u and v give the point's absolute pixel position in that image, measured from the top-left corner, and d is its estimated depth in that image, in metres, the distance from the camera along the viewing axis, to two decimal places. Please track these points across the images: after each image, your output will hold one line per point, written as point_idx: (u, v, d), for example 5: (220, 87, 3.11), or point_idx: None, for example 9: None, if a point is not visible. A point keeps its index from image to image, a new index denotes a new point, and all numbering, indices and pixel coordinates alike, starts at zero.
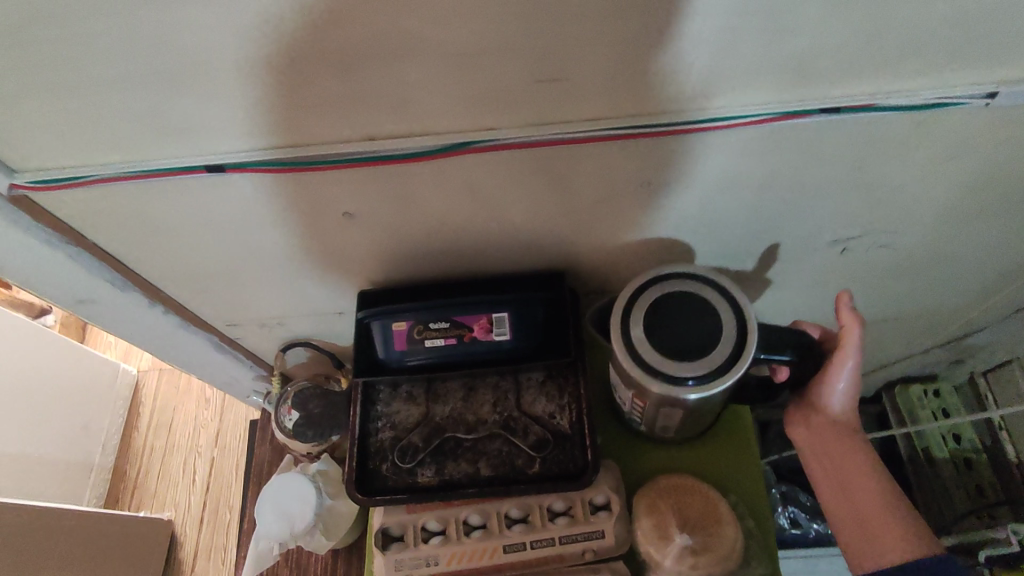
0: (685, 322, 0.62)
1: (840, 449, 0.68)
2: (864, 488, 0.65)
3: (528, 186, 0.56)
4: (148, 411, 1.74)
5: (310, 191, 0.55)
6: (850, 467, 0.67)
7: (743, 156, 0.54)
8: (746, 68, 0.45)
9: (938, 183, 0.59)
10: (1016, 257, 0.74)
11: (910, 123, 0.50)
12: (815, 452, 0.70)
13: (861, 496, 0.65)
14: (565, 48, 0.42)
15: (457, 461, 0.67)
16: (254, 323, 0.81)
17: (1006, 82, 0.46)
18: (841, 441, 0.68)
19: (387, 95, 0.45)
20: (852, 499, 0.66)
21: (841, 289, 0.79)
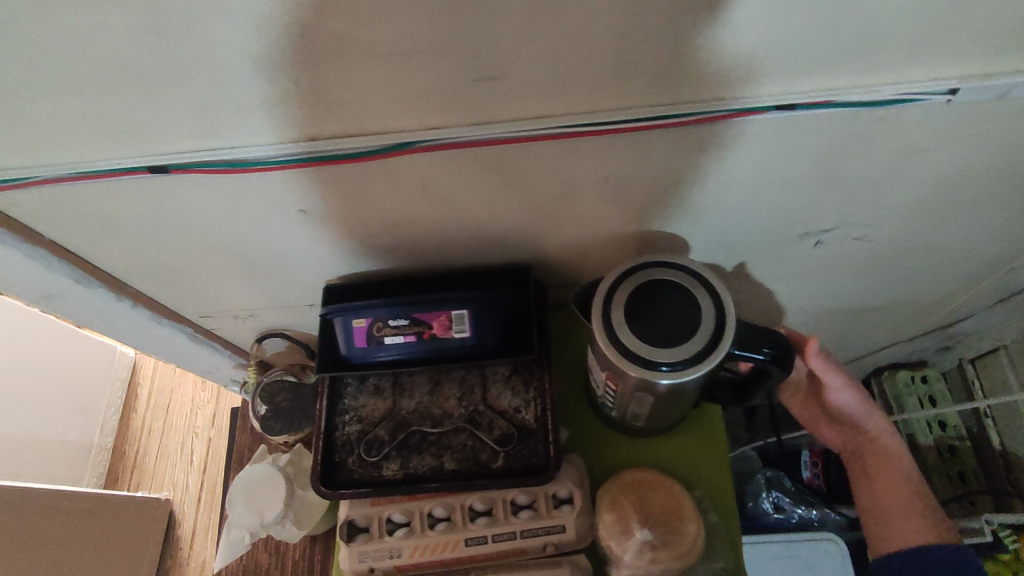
0: (663, 309, 0.54)
1: (868, 448, 0.76)
2: (889, 483, 0.73)
3: (483, 183, 0.55)
4: (145, 393, 1.76)
5: (260, 189, 0.54)
6: (875, 462, 0.75)
7: (702, 153, 0.52)
8: (693, 66, 0.43)
9: (909, 179, 0.57)
10: (999, 249, 0.72)
11: (868, 119, 0.49)
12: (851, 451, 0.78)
13: (883, 488, 0.74)
14: (502, 48, 0.41)
15: (422, 455, 0.67)
16: (227, 315, 0.81)
17: (967, 78, 0.45)
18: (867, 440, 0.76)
19: (323, 95, 0.45)
20: (871, 487, 0.74)
21: (818, 281, 0.77)
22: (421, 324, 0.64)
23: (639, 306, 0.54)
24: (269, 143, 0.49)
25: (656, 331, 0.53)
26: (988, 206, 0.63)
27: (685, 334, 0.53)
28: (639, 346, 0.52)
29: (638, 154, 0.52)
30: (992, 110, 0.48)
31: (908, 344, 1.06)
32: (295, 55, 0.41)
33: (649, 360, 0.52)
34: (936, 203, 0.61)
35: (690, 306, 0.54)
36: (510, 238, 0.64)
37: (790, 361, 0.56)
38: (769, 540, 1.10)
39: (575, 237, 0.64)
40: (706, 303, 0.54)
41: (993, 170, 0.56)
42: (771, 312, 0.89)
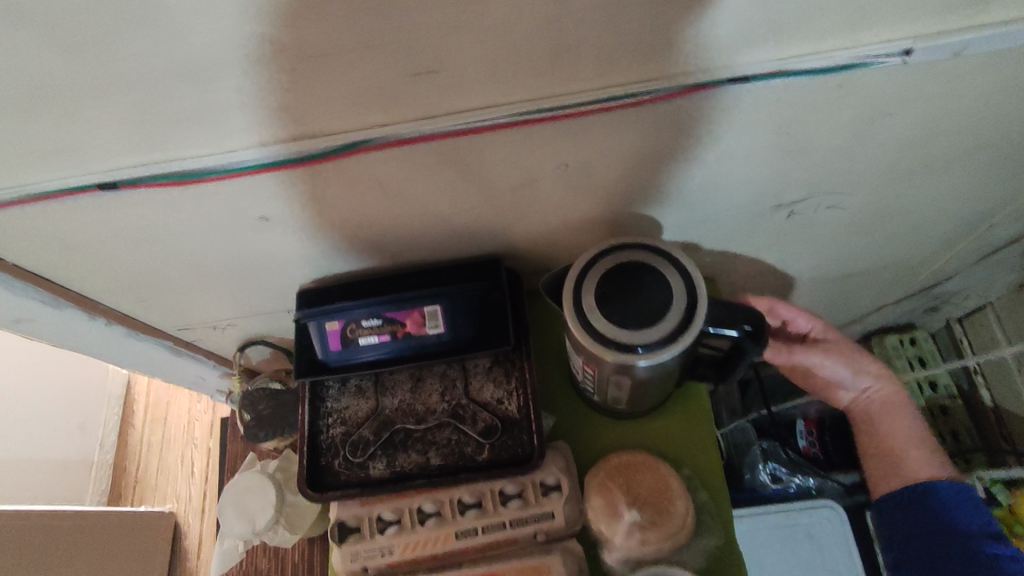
0: (635, 291, 0.53)
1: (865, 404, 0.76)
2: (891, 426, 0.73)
3: (442, 177, 0.54)
4: (142, 406, 1.74)
5: (216, 198, 0.54)
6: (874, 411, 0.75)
7: (660, 132, 0.52)
8: (638, 45, 0.43)
9: (874, 144, 0.57)
10: (973, 207, 0.71)
11: (825, 87, 0.48)
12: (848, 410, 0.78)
13: (886, 431, 0.74)
14: (439, 41, 0.40)
15: (408, 452, 0.67)
16: (205, 326, 0.81)
17: (920, 38, 0.44)
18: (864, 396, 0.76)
19: (263, 99, 0.44)
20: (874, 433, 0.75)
21: (796, 250, 0.77)
22: (393, 324, 0.63)
23: (611, 290, 0.53)
24: (217, 151, 0.48)
25: (629, 313, 0.52)
26: (958, 165, 0.62)
27: (657, 316, 0.52)
28: (614, 332, 0.52)
29: (595, 138, 0.51)
30: (948, 69, 0.47)
31: (896, 308, 1.05)
32: (230, 60, 0.40)
33: (623, 344, 0.51)
34: (905, 164, 0.61)
35: (661, 286, 0.53)
36: (478, 230, 0.63)
37: (767, 336, 0.54)
38: (767, 513, 1.11)
39: (543, 223, 0.64)
40: (678, 282, 0.53)
41: (958, 128, 0.56)
42: (753, 285, 0.88)
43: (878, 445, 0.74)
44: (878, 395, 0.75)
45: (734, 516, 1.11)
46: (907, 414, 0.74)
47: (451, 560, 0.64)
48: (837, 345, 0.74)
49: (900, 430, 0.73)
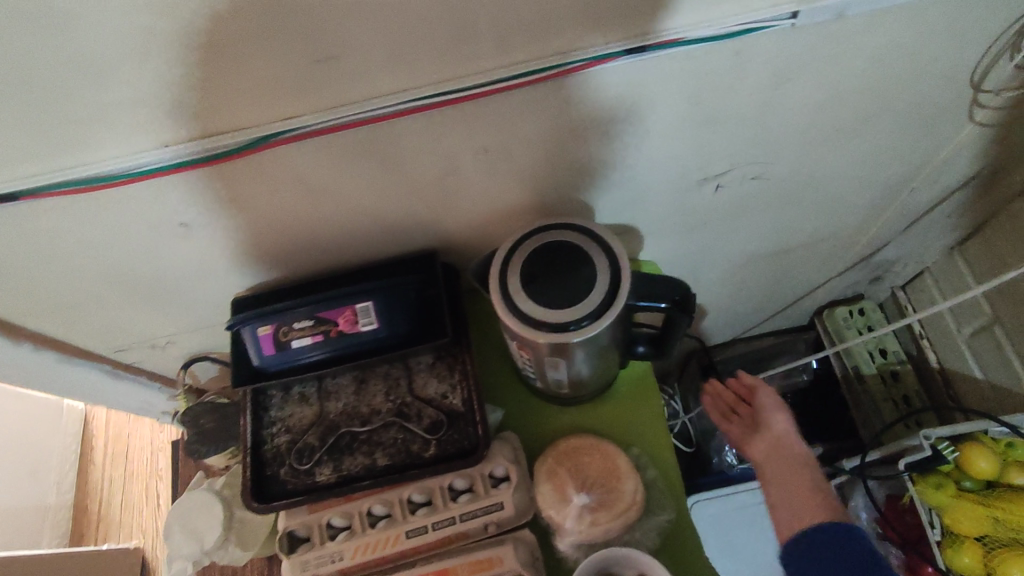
0: (559, 271, 0.53)
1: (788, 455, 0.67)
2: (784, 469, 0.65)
3: (361, 170, 0.54)
4: (101, 444, 1.68)
5: (129, 205, 0.53)
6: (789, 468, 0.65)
7: (571, 112, 0.52)
8: (535, 20, 0.43)
9: (784, 111, 0.58)
10: (891, 171, 0.73)
11: (724, 55, 0.49)
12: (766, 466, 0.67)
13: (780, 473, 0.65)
14: (333, 23, 0.40)
15: (354, 455, 0.66)
16: (143, 346, 0.78)
17: (804, 1, 0.46)
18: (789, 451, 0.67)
19: (164, 96, 0.43)
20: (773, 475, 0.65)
21: (730, 227, 0.78)
22: (326, 323, 0.62)
23: (535, 270, 0.53)
24: (121, 154, 0.47)
25: (555, 292, 0.52)
26: (869, 129, 0.64)
27: (581, 293, 0.52)
28: (540, 312, 0.52)
29: (508, 120, 0.51)
30: (839, 31, 0.49)
31: (840, 281, 1.08)
32: (121, 54, 0.40)
33: (552, 324, 0.51)
34: (818, 131, 0.62)
35: (585, 263, 0.53)
36: (407, 224, 0.63)
37: (692, 306, 0.55)
38: (731, 494, 1.11)
39: (471, 214, 0.64)
40: (600, 259, 0.53)
41: (860, 91, 0.57)
42: (696, 267, 0.89)
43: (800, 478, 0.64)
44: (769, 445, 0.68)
45: (703, 499, 1.11)
46: (803, 482, 0.63)
47: (403, 559, 0.63)
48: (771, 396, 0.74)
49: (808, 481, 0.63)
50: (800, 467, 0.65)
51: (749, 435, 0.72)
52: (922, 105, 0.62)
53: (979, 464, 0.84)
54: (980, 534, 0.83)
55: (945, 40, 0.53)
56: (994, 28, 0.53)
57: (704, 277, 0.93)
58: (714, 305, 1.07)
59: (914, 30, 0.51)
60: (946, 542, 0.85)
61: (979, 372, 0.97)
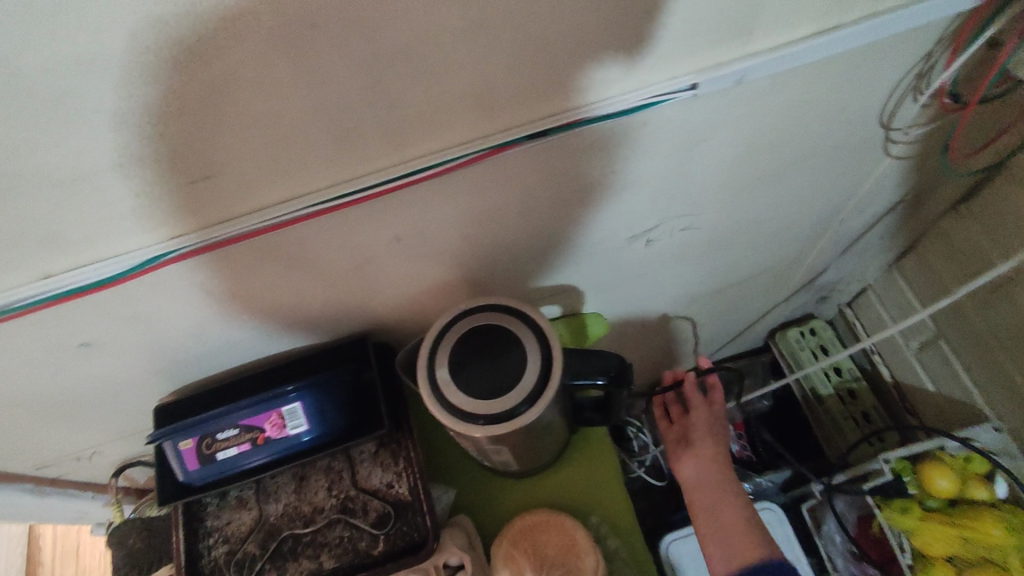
0: (487, 359, 0.51)
1: (723, 480, 0.68)
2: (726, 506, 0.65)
3: (268, 271, 0.51)
4: (50, 542, 1.57)
5: (16, 335, 0.48)
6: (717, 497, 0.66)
7: (484, 196, 0.50)
8: (426, 116, 0.40)
9: (702, 169, 0.57)
10: (818, 206, 0.74)
11: (631, 128, 0.47)
12: (699, 486, 0.68)
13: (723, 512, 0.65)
14: (205, 144, 0.37)
15: (298, 561, 0.62)
16: (67, 459, 0.73)
17: (701, 72, 0.44)
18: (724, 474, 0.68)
19: (30, 233, 0.40)
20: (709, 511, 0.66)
21: (669, 274, 0.77)
22: (252, 430, 0.58)
23: (464, 359, 0.51)
24: None
25: (485, 382, 0.50)
26: (789, 173, 0.64)
27: (512, 382, 0.50)
28: (471, 404, 0.50)
29: (419, 209, 0.49)
30: (743, 94, 0.48)
31: (788, 304, 1.09)
32: None
33: (486, 416, 0.49)
34: (740, 181, 0.62)
35: (513, 346, 0.51)
36: (332, 314, 0.60)
37: (628, 377, 0.54)
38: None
39: (399, 295, 0.61)
40: (530, 343, 0.51)
41: (774, 143, 0.57)
42: (643, 311, 0.88)
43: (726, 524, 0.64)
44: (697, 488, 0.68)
45: None
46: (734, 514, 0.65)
47: None
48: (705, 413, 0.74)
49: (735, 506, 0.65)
50: (730, 495, 0.66)
51: (683, 452, 0.72)
52: (836, 148, 0.62)
53: (939, 483, 0.84)
54: (949, 554, 0.81)
55: (847, 90, 0.53)
56: (894, 77, 0.53)
57: (652, 318, 0.92)
58: (669, 341, 1.06)
59: (816, 87, 0.51)
60: (918, 565, 0.83)
61: (931, 385, 0.98)
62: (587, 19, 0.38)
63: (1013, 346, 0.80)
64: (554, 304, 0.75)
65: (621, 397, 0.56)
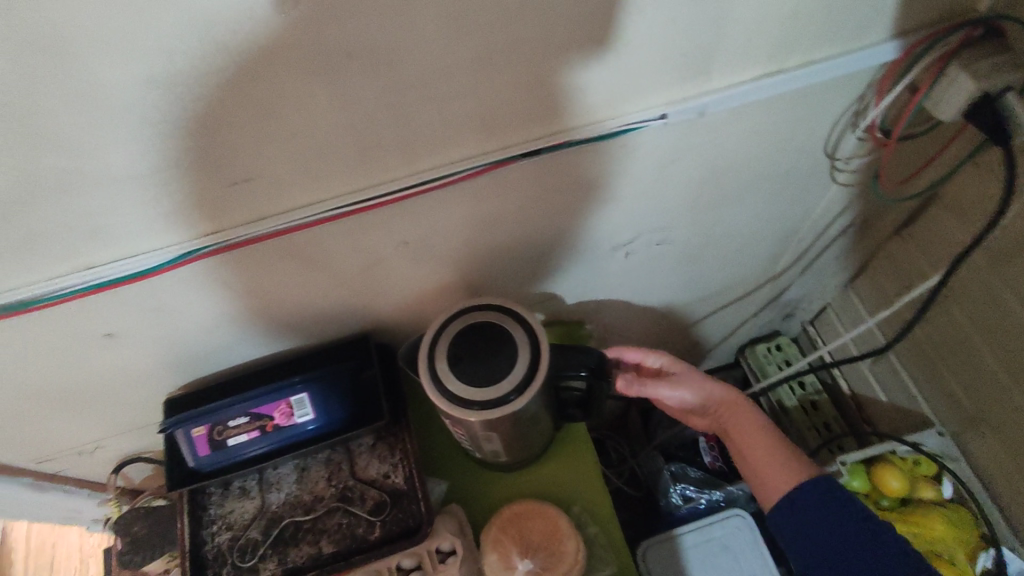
0: (480, 354, 0.57)
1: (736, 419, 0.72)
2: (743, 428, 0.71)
3: (286, 268, 0.56)
4: (23, 548, 1.47)
5: (52, 323, 0.53)
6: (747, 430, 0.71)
7: (482, 204, 0.57)
8: (430, 137, 0.48)
9: (670, 188, 0.65)
10: (776, 225, 0.82)
11: (610, 149, 0.56)
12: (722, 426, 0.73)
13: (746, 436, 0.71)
14: (247, 149, 0.44)
15: (299, 546, 0.66)
16: (70, 454, 0.76)
17: (668, 105, 0.53)
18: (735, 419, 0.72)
19: (85, 226, 0.45)
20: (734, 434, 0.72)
21: (646, 284, 0.85)
22: (261, 418, 0.64)
23: (461, 352, 0.57)
24: (42, 278, 0.48)
25: (479, 370, 0.56)
26: (748, 194, 0.72)
27: (503, 371, 0.56)
28: (468, 391, 0.55)
29: (425, 215, 0.56)
30: (702, 124, 0.57)
31: (755, 320, 1.17)
32: (45, 190, 0.42)
33: (480, 401, 0.55)
34: (705, 200, 0.70)
35: (506, 341, 0.57)
36: (338, 314, 0.66)
37: (608, 369, 0.61)
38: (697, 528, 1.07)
39: (403, 296, 0.67)
40: (521, 337, 0.57)
41: (733, 167, 0.66)
42: (622, 321, 0.95)
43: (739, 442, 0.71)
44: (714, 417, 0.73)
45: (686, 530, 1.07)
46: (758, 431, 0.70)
47: None
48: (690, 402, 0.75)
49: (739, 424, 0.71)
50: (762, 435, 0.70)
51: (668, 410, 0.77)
52: (790, 173, 0.71)
53: (890, 481, 0.91)
54: None
55: (794, 123, 0.62)
56: (834, 113, 0.62)
57: (630, 330, 0.99)
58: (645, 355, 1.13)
59: (766, 117, 0.59)
60: None
61: (883, 395, 1.06)
62: (567, 54, 0.45)
63: (950, 355, 0.89)
64: (542, 311, 0.81)
65: (598, 389, 0.63)
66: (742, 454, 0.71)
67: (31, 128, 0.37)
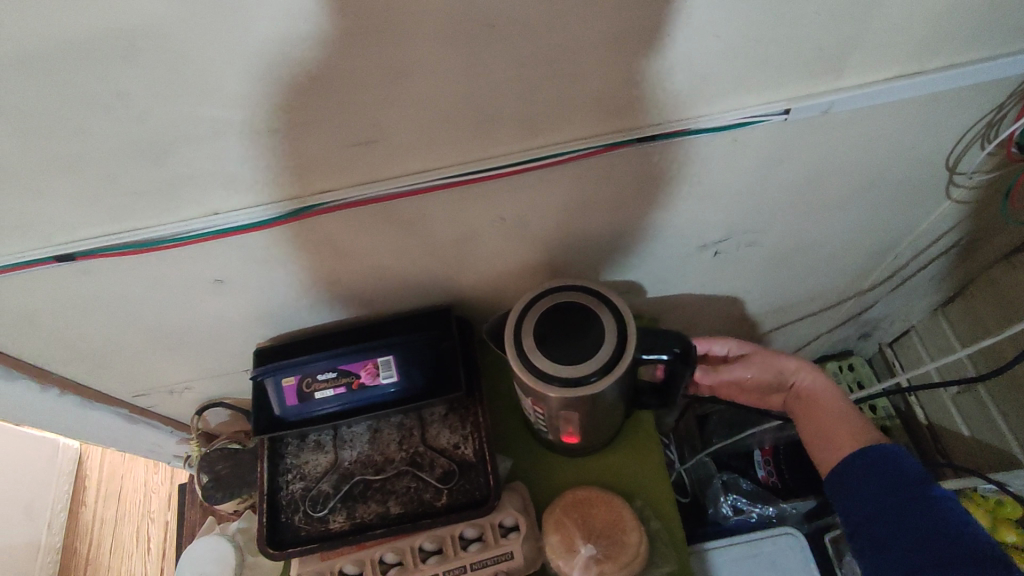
0: (568, 332, 0.57)
1: (817, 399, 0.71)
2: (826, 407, 0.70)
3: (387, 233, 0.58)
4: (96, 475, 1.57)
5: (171, 264, 0.56)
6: (827, 409, 0.70)
7: (583, 187, 0.57)
8: (548, 112, 0.48)
9: (775, 187, 0.63)
10: (875, 237, 0.79)
11: (724, 141, 0.55)
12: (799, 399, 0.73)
13: (826, 412, 0.70)
14: (375, 110, 0.45)
15: (367, 503, 0.68)
16: (162, 390, 0.81)
17: (794, 100, 0.51)
18: (820, 398, 0.71)
19: (215, 172, 0.47)
20: (811, 415, 0.71)
21: (729, 285, 0.83)
22: (347, 375, 0.66)
23: (548, 331, 0.57)
24: (170, 219, 0.51)
25: (566, 350, 0.56)
26: (852, 202, 0.69)
27: (590, 353, 0.56)
28: (553, 369, 0.56)
29: (528, 190, 0.56)
30: (822, 123, 0.55)
31: (830, 336, 1.12)
32: (188, 135, 0.44)
33: (563, 378, 0.55)
34: (808, 204, 0.68)
35: (595, 323, 0.57)
36: (426, 282, 0.67)
37: (693, 351, 0.59)
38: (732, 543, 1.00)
39: (490, 271, 0.68)
40: (609, 321, 0.57)
41: (844, 171, 0.63)
42: (694, 321, 0.94)
43: (813, 425, 0.70)
44: (800, 391, 0.73)
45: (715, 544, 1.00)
46: (836, 406, 0.70)
47: None
48: (758, 356, 0.76)
49: (822, 408, 0.70)
50: (839, 412, 0.69)
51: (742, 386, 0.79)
52: (902, 184, 0.67)
53: None
54: None
55: (919, 130, 0.59)
56: (963, 123, 0.59)
57: (703, 330, 0.97)
58: None
59: (892, 122, 0.57)
60: None
61: (966, 429, 1.00)
62: (699, 41, 0.45)
63: None
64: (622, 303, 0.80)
65: (676, 373, 0.61)
66: (811, 426, 0.71)
67: (190, 73, 0.39)
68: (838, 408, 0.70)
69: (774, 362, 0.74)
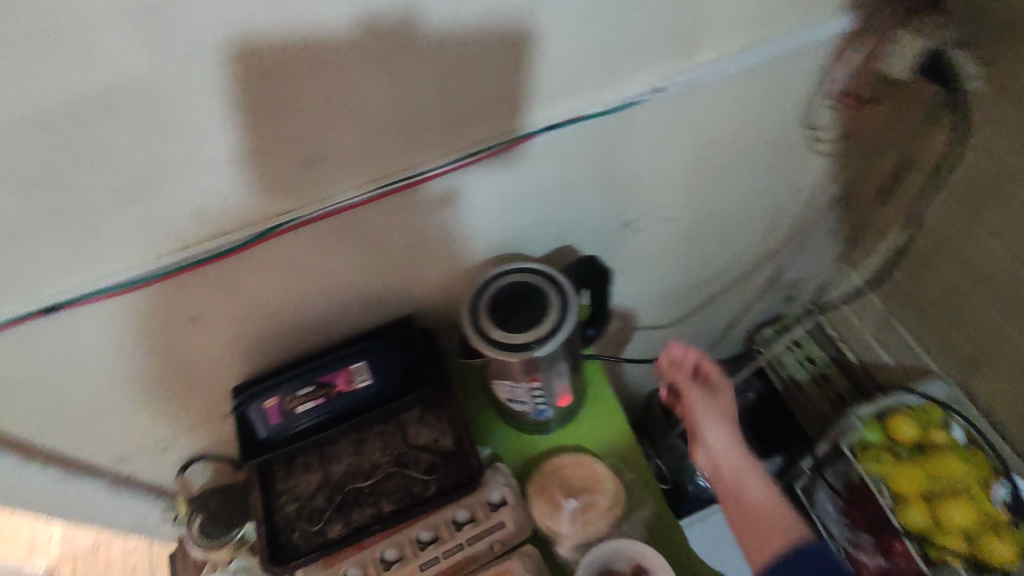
0: (514, 302, 0.65)
1: (740, 473, 0.67)
2: (750, 477, 0.67)
3: (342, 250, 0.65)
4: None
5: (144, 313, 0.61)
6: (744, 469, 0.67)
7: (505, 181, 0.66)
8: (463, 118, 0.58)
9: (669, 162, 0.75)
10: (767, 198, 0.91)
11: (612, 126, 0.65)
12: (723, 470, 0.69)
13: (747, 479, 0.67)
14: (315, 137, 0.53)
15: (361, 508, 0.72)
16: (143, 453, 0.83)
17: (660, 79, 0.63)
18: (738, 466, 0.68)
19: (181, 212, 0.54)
20: (731, 479, 0.67)
21: (654, 261, 0.93)
22: (324, 386, 0.72)
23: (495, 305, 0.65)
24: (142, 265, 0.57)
25: (514, 317, 0.64)
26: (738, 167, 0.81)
27: (536, 317, 0.64)
28: (506, 335, 0.63)
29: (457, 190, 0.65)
30: (691, 98, 0.66)
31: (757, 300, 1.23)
32: (148, 174, 0.50)
33: (519, 341, 0.63)
34: (701, 174, 0.79)
35: (535, 290, 0.66)
36: (383, 295, 0.74)
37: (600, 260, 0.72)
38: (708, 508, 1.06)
39: (439, 276, 0.75)
40: (545, 286, 0.66)
41: (723, 139, 0.75)
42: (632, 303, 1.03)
43: (733, 490, 0.66)
44: (723, 466, 0.69)
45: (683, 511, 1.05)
46: (755, 472, 0.67)
47: None
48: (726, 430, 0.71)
49: (746, 476, 0.67)
50: (753, 475, 0.67)
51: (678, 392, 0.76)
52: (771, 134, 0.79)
53: (905, 429, 0.96)
54: (920, 492, 0.92)
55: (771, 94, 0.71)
56: (803, 82, 0.72)
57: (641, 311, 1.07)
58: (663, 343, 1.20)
59: (747, 87, 0.69)
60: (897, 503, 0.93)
61: (889, 357, 1.10)
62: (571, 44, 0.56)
63: (944, 306, 0.96)
64: None
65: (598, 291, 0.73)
66: (722, 480, 0.68)
67: (149, 113, 0.46)
68: (764, 491, 0.66)
69: (718, 414, 0.72)
